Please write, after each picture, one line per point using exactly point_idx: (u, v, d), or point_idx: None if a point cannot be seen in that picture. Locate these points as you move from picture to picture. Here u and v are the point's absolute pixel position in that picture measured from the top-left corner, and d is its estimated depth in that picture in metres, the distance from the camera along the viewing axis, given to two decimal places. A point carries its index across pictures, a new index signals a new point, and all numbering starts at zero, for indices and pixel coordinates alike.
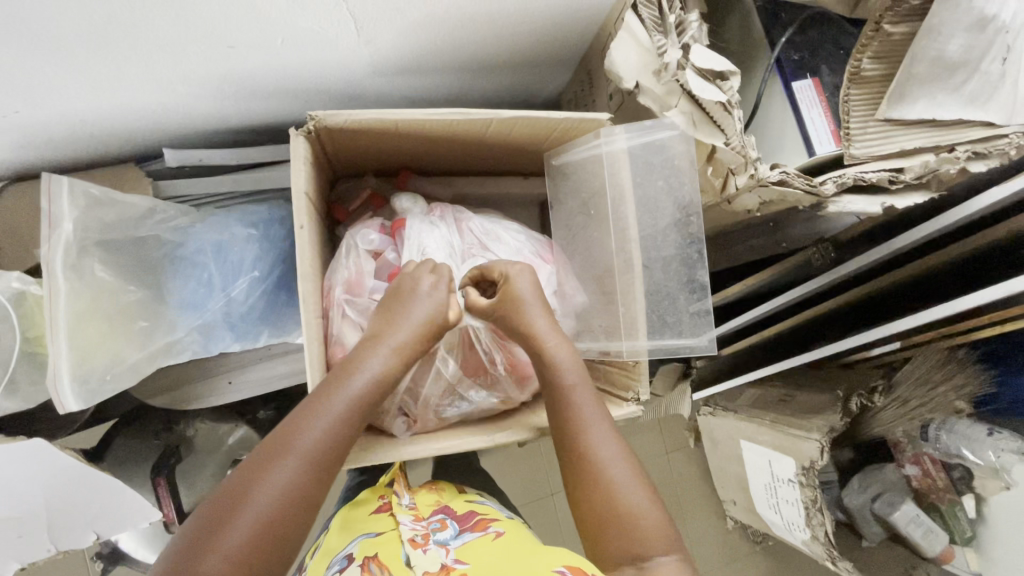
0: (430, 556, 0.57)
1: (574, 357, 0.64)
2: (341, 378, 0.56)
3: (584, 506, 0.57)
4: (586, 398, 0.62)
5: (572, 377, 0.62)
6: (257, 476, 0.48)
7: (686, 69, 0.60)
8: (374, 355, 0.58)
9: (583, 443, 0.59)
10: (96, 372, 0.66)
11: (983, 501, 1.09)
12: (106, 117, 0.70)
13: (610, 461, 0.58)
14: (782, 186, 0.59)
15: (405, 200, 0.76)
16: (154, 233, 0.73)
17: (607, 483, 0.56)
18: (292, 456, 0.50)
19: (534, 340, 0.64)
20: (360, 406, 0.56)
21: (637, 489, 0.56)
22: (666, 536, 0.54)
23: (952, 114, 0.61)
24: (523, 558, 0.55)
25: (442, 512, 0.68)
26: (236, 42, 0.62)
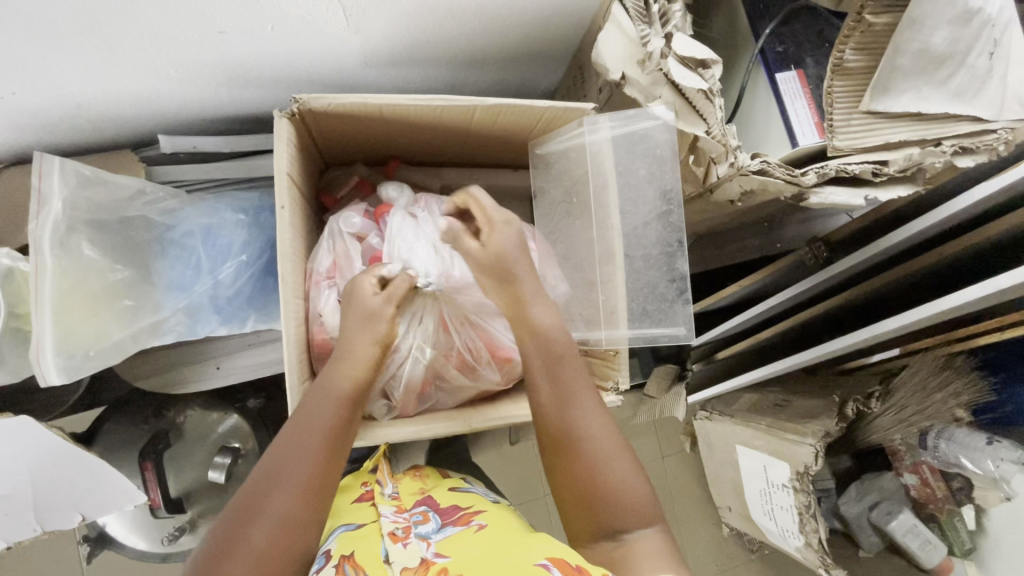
0: (409, 550, 0.54)
1: (554, 317, 0.62)
2: (317, 405, 0.58)
3: (570, 480, 0.55)
4: (569, 365, 0.60)
5: (557, 337, 0.61)
6: (255, 509, 0.49)
7: (668, 57, 0.60)
8: (340, 372, 0.61)
9: (564, 412, 0.58)
10: (81, 347, 0.67)
11: (983, 512, 1.07)
12: (100, 102, 0.71)
13: (595, 429, 0.57)
14: (764, 176, 0.61)
15: (391, 188, 0.77)
16: (142, 215, 0.74)
17: (594, 454, 0.55)
18: (284, 484, 0.51)
19: (518, 297, 0.62)
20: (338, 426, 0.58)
21: (620, 455, 0.56)
22: (648, 508, 0.54)
23: (937, 108, 0.61)
24: (507, 553, 0.52)
25: (425, 503, 0.65)
26: (227, 28, 0.63)
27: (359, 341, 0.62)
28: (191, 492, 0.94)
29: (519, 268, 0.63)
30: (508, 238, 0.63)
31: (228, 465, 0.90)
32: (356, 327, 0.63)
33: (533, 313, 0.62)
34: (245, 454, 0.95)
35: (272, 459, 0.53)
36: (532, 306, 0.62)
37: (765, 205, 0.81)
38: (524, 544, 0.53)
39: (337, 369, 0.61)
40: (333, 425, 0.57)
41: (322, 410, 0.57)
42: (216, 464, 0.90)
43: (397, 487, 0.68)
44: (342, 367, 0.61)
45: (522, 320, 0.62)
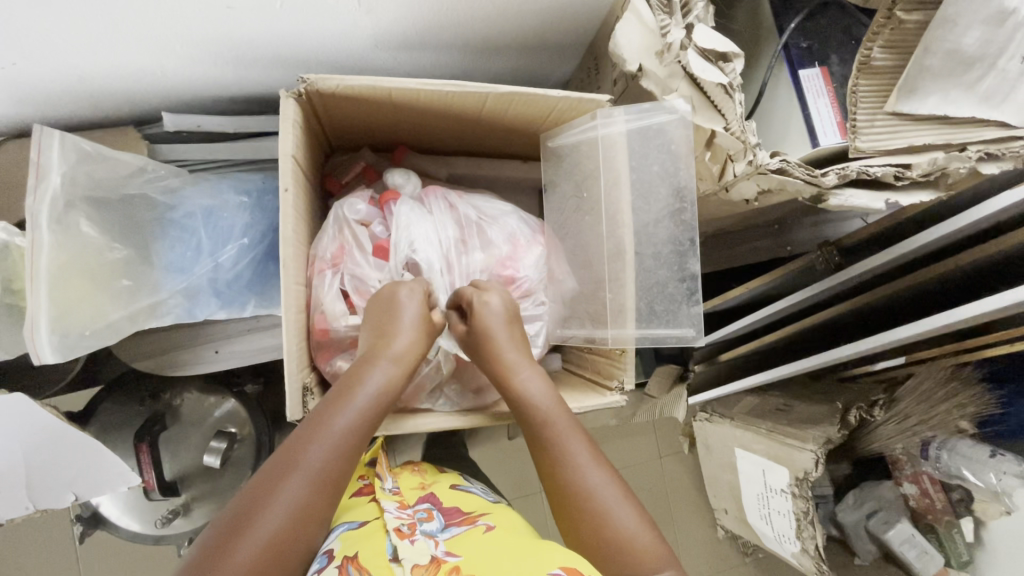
0: (418, 547, 0.53)
1: (543, 385, 0.63)
2: (348, 395, 0.55)
3: (577, 540, 0.54)
4: (565, 432, 0.59)
5: (548, 407, 0.61)
6: (269, 497, 0.47)
7: (688, 49, 0.59)
8: (376, 368, 0.58)
9: (564, 478, 0.56)
10: (76, 327, 0.65)
11: (982, 525, 1.05)
12: (102, 76, 0.69)
13: (598, 488, 0.55)
14: (783, 175, 0.58)
15: (397, 176, 0.75)
16: (142, 193, 0.73)
17: (599, 512, 0.53)
18: (307, 475, 0.49)
19: (505, 368, 0.63)
20: (369, 427, 0.55)
21: (625, 507, 0.54)
22: (662, 556, 0.50)
23: (965, 112, 0.59)
24: (520, 557, 0.51)
25: (427, 501, 0.64)
26: (235, 3, 0.61)
27: (399, 341, 0.60)
28: (186, 475, 0.93)
29: (506, 340, 0.64)
30: (504, 317, 0.65)
31: (223, 450, 0.89)
32: (402, 325, 0.61)
33: (523, 387, 0.62)
34: (241, 440, 0.94)
35: (299, 441, 0.51)
36: (519, 374, 0.63)
37: (779, 207, 0.80)
38: (536, 550, 0.52)
39: (373, 363, 0.58)
40: (364, 421, 0.55)
41: (354, 400, 0.55)
42: (211, 449, 0.89)
43: (397, 482, 0.67)
44: (379, 361, 0.58)
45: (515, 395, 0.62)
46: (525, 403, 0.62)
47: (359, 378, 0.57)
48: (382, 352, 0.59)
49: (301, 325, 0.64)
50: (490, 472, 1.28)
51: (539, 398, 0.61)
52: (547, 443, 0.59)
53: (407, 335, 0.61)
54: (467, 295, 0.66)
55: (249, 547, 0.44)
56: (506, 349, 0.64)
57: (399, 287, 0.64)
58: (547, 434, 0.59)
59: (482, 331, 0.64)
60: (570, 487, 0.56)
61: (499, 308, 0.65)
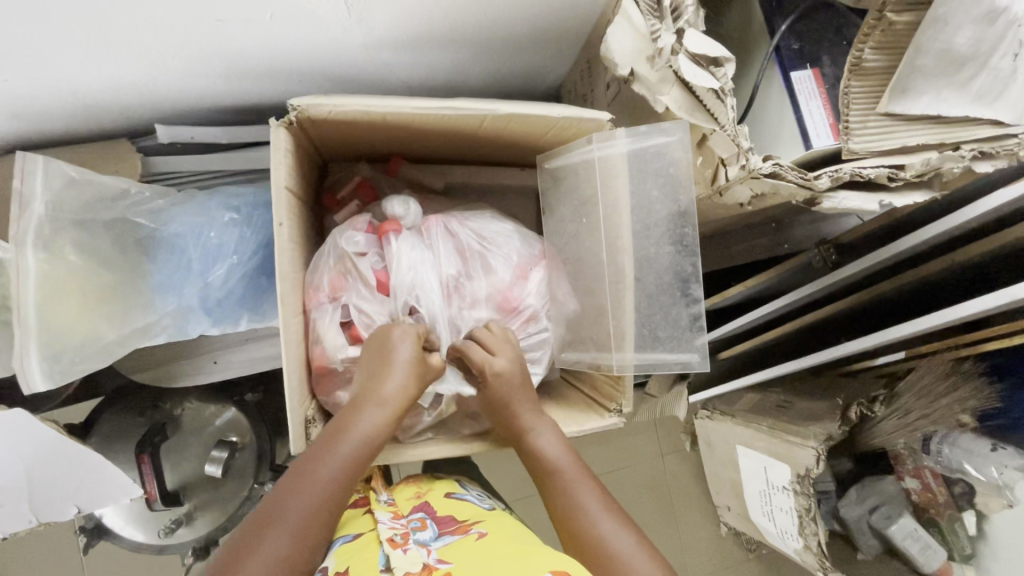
0: (411, 556, 0.54)
1: (555, 439, 0.64)
2: (335, 446, 0.55)
3: None
4: (572, 482, 0.60)
5: (561, 460, 0.62)
6: (246, 555, 0.48)
7: (679, 54, 0.58)
8: (365, 415, 0.57)
9: (576, 530, 0.57)
10: (67, 351, 0.66)
11: (984, 518, 1.05)
12: (94, 90, 0.69)
13: (610, 534, 0.55)
14: (776, 179, 0.58)
15: (396, 204, 0.73)
16: (128, 215, 0.73)
17: (612, 561, 0.53)
18: (288, 528, 0.50)
19: (518, 426, 0.65)
20: (354, 480, 0.55)
21: (640, 556, 0.53)
22: None
23: (959, 111, 0.58)
24: (511, 560, 0.52)
25: (422, 510, 0.65)
26: (224, 16, 0.61)
27: (390, 386, 0.59)
28: (188, 485, 0.93)
29: (520, 403, 0.65)
30: (507, 378, 0.65)
31: (225, 459, 0.89)
32: (399, 371, 0.60)
33: (535, 442, 0.64)
34: (242, 449, 0.95)
35: (283, 494, 0.52)
36: (531, 429, 0.64)
37: (774, 207, 0.80)
38: (525, 554, 0.53)
39: (361, 409, 0.57)
40: (350, 473, 0.54)
41: (340, 451, 0.55)
42: (212, 458, 0.89)
43: (392, 495, 0.69)
44: (368, 409, 0.57)
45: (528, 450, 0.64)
46: (538, 458, 0.63)
47: (347, 427, 0.56)
48: (368, 397, 0.58)
49: (302, 355, 0.65)
50: (493, 473, 1.28)
51: (551, 453, 0.63)
52: (559, 496, 0.60)
53: (399, 379, 0.59)
54: (472, 353, 0.66)
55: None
56: (518, 405, 0.65)
57: (392, 328, 0.63)
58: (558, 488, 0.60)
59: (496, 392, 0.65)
60: (586, 539, 0.56)
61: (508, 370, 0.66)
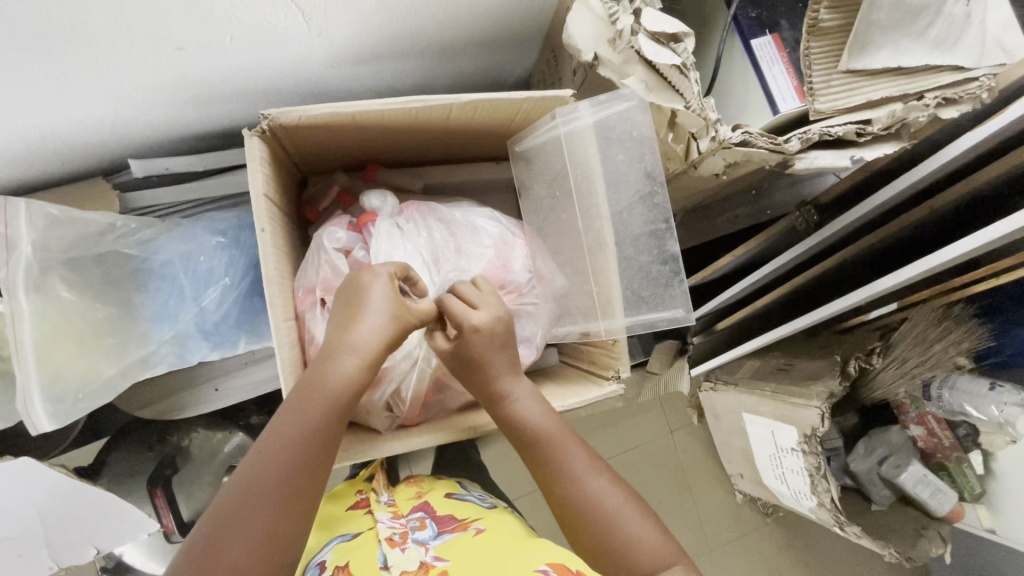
0: (408, 554, 0.56)
1: (533, 401, 0.65)
2: (314, 392, 0.54)
3: (585, 539, 0.58)
4: (563, 441, 0.62)
5: (547, 425, 0.63)
6: (242, 507, 0.48)
7: (639, 34, 0.59)
8: (340, 359, 0.55)
9: (566, 488, 0.60)
10: (70, 390, 0.67)
11: (990, 456, 1.08)
12: (63, 132, 0.69)
13: (603, 493, 0.58)
14: (747, 147, 0.58)
15: (373, 197, 0.73)
16: (112, 250, 0.72)
17: (605, 516, 0.57)
18: (275, 491, 0.49)
19: (494, 388, 0.65)
20: (338, 419, 0.55)
21: (632, 511, 0.57)
22: (670, 553, 0.54)
23: (918, 61, 0.60)
24: (506, 558, 0.54)
25: (422, 509, 0.66)
26: (184, 43, 0.61)
27: (365, 330, 0.56)
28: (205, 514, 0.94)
29: (497, 360, 0.64)
30: (484, 333, 0.62)
31: None
32: (369, 317, 0.57)
33: (511, 403, 0.64)
34: None
35: (262, 456, 0.50)
36: (507, 391, 0.65)
37: (749, 174, 0.81)
38: (519, 550, 0.56)
39: (337, 354, 0.56)
40: (325, 424, 0.54)
41: (316, 405, 0.54)
42: None
43: (393, 496, 0.71)
44: (342, 356, 0.55)
45: (503, 410, 0.65)
46: (519, 420, 0.64)
47: (326, 371, 0.55)
48: (342, 344, 0.56)
49: (294, 358, 0.64)
50: (505, 467, 1.29)
51: (529, 416, 0.64)
52: (546, 457, 0.62)
53: (372, 320, 0.57)
54: (450, 306, 0.63)
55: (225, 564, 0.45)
56: (492, 368, 0.64)
57: (366, 272, 0.60)
58: (547, 450, 0.62)
59: (472, 359, 0.63)
60: (576, 497, 0.59)
61: (485, 326, 0.62)
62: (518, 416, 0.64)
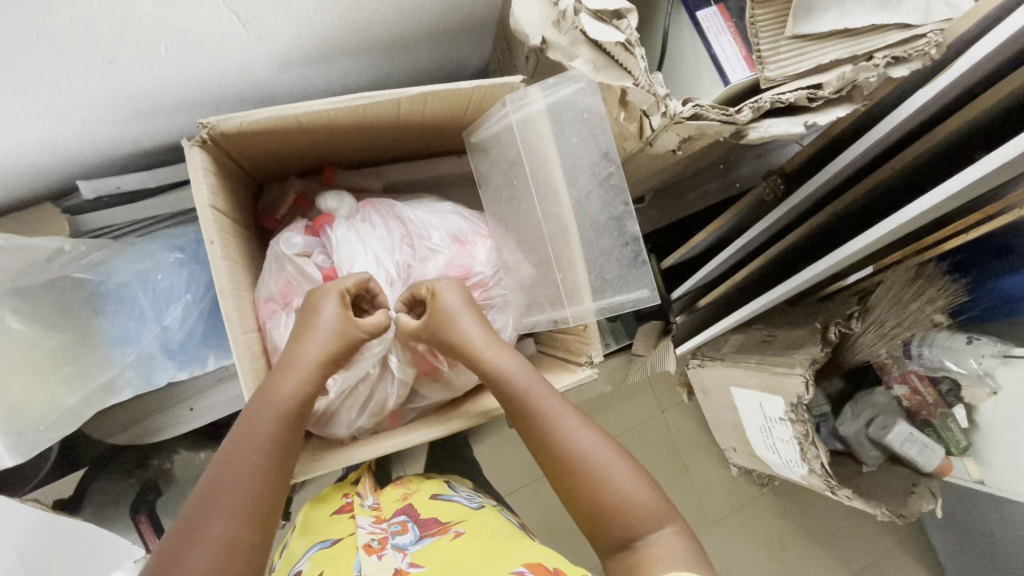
0: (384, 562, 0.56)
1: (513, 360, 0.62)
2: (263, 414, 0.54)
3: (579, 498, 0.55)
4: (546, 399, 0.60)
5: (526, 381, 0.61)
6: (194, 534, 0.44)
7: (581, 13, 0.57)
8: (288, 378, 0.56)
9: (556, 445, 0.57)
10: (31, 424, 0.66)
11: (974, 410, 1.05)
12: (3, 159, 0.66)
13: (593, 449, 0.56)
14: (699, 120, 0.58)
15: (330, 198, 0.72)
16: (63, 275, 0.70)
17: (596, 475, 0.55)
18: (230, 510, 0.46)
19: (473, 353, 0.63)
20: (286, 438, 0.54)
21: (623, 467, 0.55)
22: (661, 508, 0.53)
23: (863, 21, 0.59)
24: (482, 560, 0.54)
25: (404, 512, 0.66)
26: (117, 57, 0.59)
27: (311, 347, 0.58)
28: None
29: (471, 325, 0.63)
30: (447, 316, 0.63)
31: None
32: (315, 333, 0.58)
33: (496, 364, 0.62)
34: None
35: (213, 479, 0.48)
36: (488, 353, 0.62)
37: (711, 149, 0.80)
38: (496, 550, 0.56)
39: (283, 375, 0.57)
40: (277, 442, 0.53)
41: (265, 425, 0.53)
42: None
43: (377, 499, 0.70)
44: (287, 376, 0.56)
45: (487, 370, 0.62)
46: (504, 381, 0.61)
47: (272, 393, 0.55)
48: (288, 363, 0.57)
49: (257, 371, 0.63)
50: (499, 461, 1.29)
51: (512, 371, 0.61)
52: (533, 417, 0.59)
53: (322, 335, 0.58)
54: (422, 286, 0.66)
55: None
56: (467, 332, 0.63)
57: (320, 288, 0.61)
58: (532, 410, 0.59)
59: (444, 328, 0.63)
60: (568, 454, 0.56)
61: (455, 306, 0.64)
62: (500, 379, 0.61)
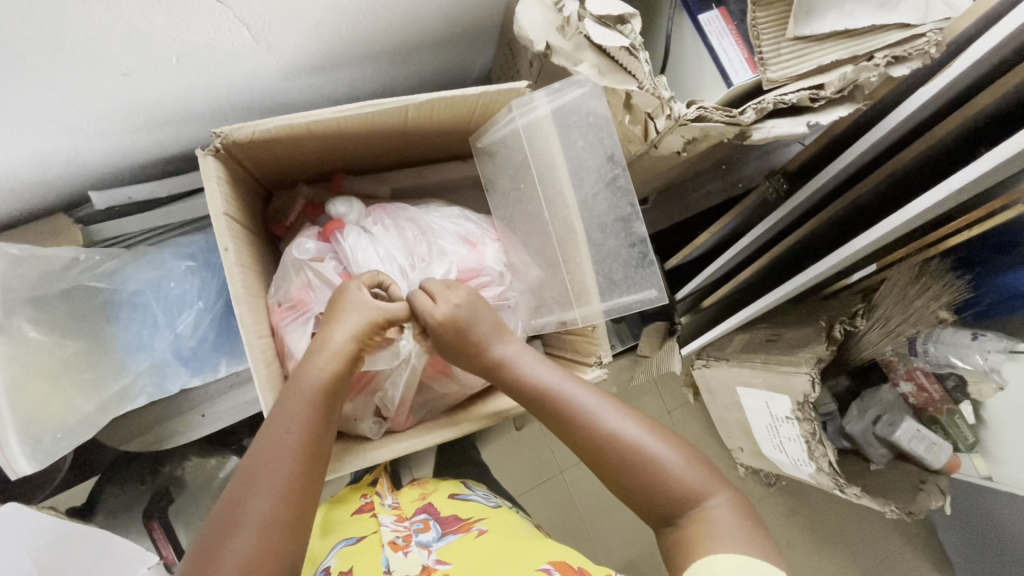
0: (410, 558, 0.57)
1: (531, 355, 0.64)
2: (294, 398, 0.55)
3: (618, 478, 0.56)
4: (569, 387, 0.60)
5: (547, 376, 0.62)
6: (236, 517, 0.46)
7: (585, 19, 0.59)
8: (315, 362, 0.57)
9: (584, 431, 0.57)
10: (48, 430, 0.66)
11: (981, 405, 1.07)
12: (18, 171, 0.68)
13: (621, 429, 0.56)
14: (704, 122, 0.58)
15: (339, 204, 0.74)
16: (77, 284, 0.71)
17: (629, 454, 0.55)
18: (266, 492, 0.48)
19: (490, 348, 0.64)
20: (319, 421, 0.55)
21: (657, 441, 0.56)
22: (703, 478, 0.54)
23: (864, 20, 0.60)
24: (507, 557, 0.55)
25: (425, 511, 0.67)
26: (130, 69, 0.60)
27: (336, 332, 0.58)
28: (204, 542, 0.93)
29: (484, 325, 0.64)
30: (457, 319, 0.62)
31: None
32: (341, 320, 0.59)
33: (514, 362, 0.63)
34: None
35: (251, 463, 0.50)
36: (506, 349, 0.64)
37: (714, 150, 0.81)
38: (521, 549, 0.57)
39: (310, 360, 0.57)
40: (309, 425, 0.54)
41: (296, 409, 0.54)
42: None
43: (397, 499, 0.71)
44: (314, 358, 0.57)
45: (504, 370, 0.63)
46: (525, 374, 0.62)
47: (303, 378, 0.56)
48: (314, 348, 0.58)
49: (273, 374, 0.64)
50: (507, 464, 1.29)
51: (529, 367, 0.62)
52: (556, 408, 0.60)
53: (346, 326, 0.59)
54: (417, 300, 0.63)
55: (229, 563, 0.43)
56: (478, 327, 0.63)
57: (344, 287, 0.62)
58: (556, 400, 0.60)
59: (458, 321, 0.62)
60: (599, 438, 0.56)
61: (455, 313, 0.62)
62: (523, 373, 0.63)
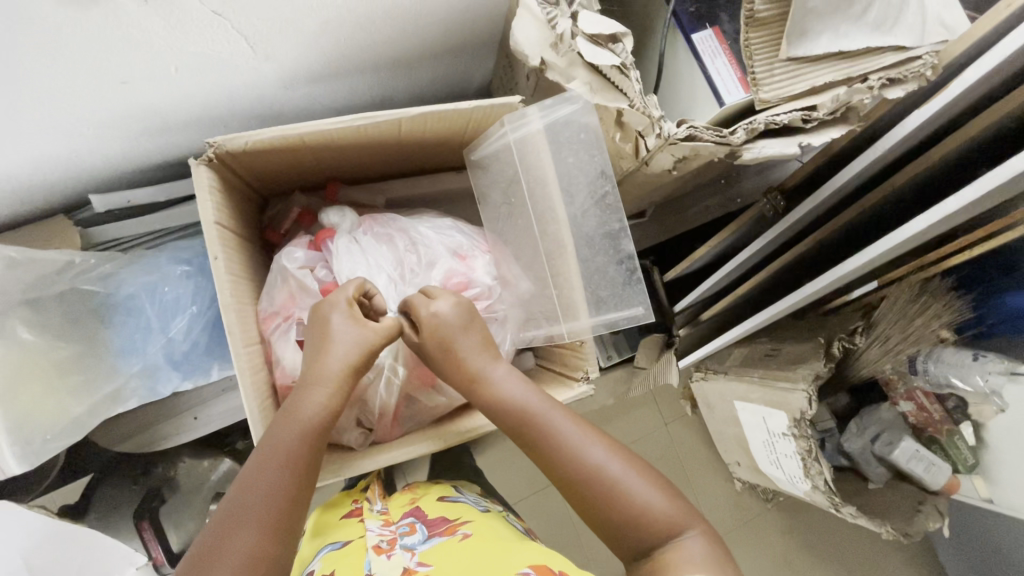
0: (393, 561, 0.57)
1: (519, 380, 0.63)
2: (288, 427, 0.55)
3: (594, 510, 0.56)
4: (553, 417, 0.60)
5: (534, 403, 0.61)
6: (220, 549, 0.46)
7: (578, 37, 0.59)
8: (311, 393, 0.57)
9: (564, 465, 0.57)
10: (39, 431, 0.67)
11: (981, 427, 1.04)
12: (18, 175, 0.69)
13: (602, 462, 0.56)
14: (693, 141, 0.59)
15: (331, 213, 0.74)
16: (72, 287, 0.72)
17: (608, 489, 0.55)
18: (251, 525, 0.48)
19: (476, 373, 0.63)
20: (310, 451, 0.55)
21: (635, 476, 0.56)
22: (676, 515, 0.54)
23: (858, 43, 0.59)
24: (488, 560, 0.55)
25: (413, 514, 0.67)
26: (129, 77, 0.61)
27: (330, 360, 0.58)
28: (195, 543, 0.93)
29: (467, 340, 0.64)
30: (447, 326, 0.63)
31: None
32: (332, 345, 0.59)
33: (500, 386, 0.63)
34: None
35: (240, 493, 0.50)
36: (493, 372, 0.64)
37: (709, 166, 0.81)
38: (504, 551, 0.57)
39: (307, 390, 0.57)
40: (300, 456, 0.54)
41: (288, 440, 0.54)
42: None
43: (387, 503, 0.71)
44: (308, 385, 0.57)
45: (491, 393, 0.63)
46: (509, 401, 0.62)
47: (296, 408, 0.56)
48: (310, 377, 0.58)
49: (258, 382, 0.64)
50: (501, 472, 1.29)
51: (515, 393, 0.62)
52: (541, 440, 0.59)
53: (339, 351, 0.59)
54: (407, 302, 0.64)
55: None
56: (465, 345, 0.64)
57: (324, 304, 0.62)
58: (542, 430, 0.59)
59: (445, 336, 0.63)
60: (579, 471, 0.56)
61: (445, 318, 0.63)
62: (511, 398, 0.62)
